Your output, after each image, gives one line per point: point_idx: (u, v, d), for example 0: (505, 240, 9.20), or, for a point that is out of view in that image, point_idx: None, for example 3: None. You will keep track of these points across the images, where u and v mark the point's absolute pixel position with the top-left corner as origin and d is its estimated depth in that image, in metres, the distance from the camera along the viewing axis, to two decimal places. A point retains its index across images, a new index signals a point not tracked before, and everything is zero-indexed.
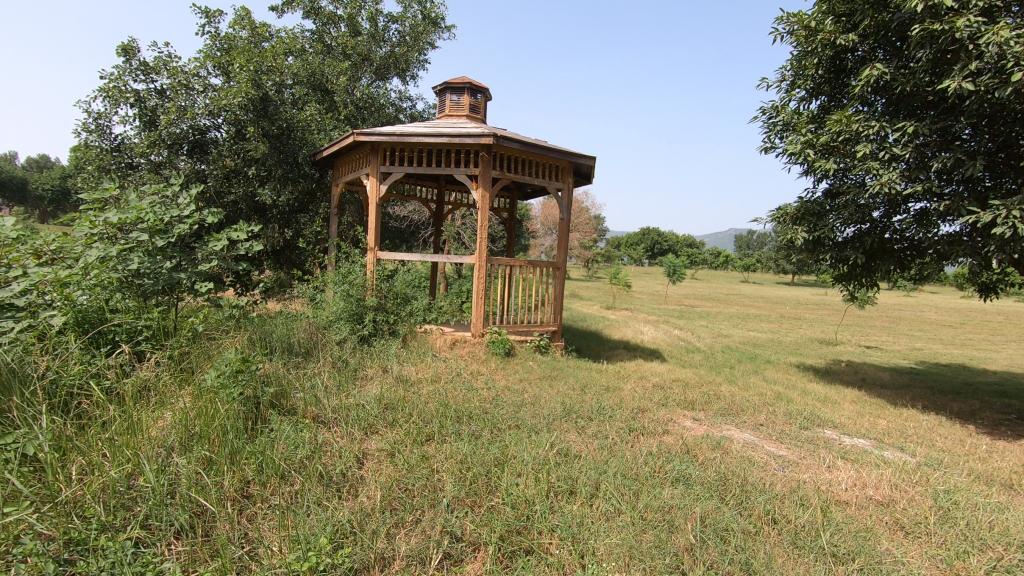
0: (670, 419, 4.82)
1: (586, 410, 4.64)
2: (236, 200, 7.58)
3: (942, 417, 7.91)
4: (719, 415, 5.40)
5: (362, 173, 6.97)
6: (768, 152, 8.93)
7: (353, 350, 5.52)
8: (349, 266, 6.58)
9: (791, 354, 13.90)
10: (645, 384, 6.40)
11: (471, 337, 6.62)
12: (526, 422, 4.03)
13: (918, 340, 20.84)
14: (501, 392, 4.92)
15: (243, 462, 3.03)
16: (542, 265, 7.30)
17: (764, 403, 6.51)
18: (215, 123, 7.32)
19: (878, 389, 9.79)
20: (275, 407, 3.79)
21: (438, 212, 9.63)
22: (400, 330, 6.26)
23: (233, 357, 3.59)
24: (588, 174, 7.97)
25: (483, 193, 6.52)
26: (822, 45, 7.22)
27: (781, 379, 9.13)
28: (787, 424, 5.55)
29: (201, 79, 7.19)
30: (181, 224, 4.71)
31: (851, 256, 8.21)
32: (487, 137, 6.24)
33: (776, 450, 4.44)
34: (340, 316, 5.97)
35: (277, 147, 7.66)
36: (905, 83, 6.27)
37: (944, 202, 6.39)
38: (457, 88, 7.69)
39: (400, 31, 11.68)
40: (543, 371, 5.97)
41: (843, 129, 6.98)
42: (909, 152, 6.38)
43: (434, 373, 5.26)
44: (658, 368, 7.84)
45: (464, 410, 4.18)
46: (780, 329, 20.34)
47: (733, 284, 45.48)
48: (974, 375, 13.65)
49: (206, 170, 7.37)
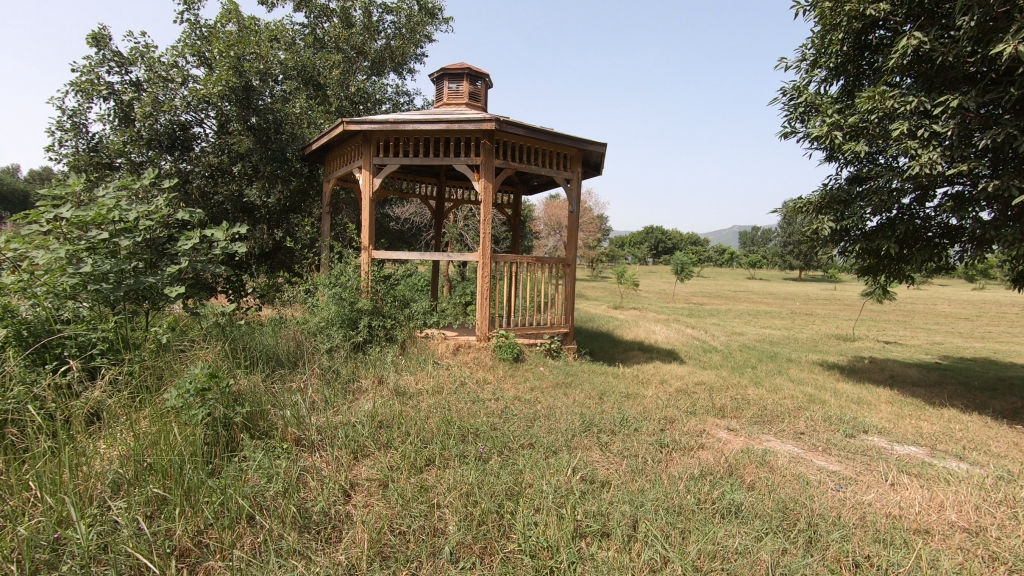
0: (702, 430, 4.26)
1: (607, 423, 4.09)
2: (222, 200, 7.06)
3: (986, 417, 7.32)
4: (754, 424, 4.83)
5: (355, 166, 6.44)
6: (788, 137, 8.39)
7: (346, 359, 5.00)
8: (341, 267, 6.04)
9: (810, 351, 13.32)
10: (668, 389, 5.85)
11: (476, 342, 6.04)
12: (542, 440, 3.49)
13: (937, 333, 20.18)
14: (512, 404, 4.37)
15: (202, 502, 2.49)
16: (551, 263, 6.76)
17: (798, 408, 5.93)
18: (199, 118, 6.84)
19: (910, 388, 9.19)
20: (251, 429, 3.27)
21: (438, 209, 9.09)
22: (398, 335, 5.69)
23: (199, 373, 3.06)
24: (598, 163, 7.43)
25: (486, 183, 5.98)
26: (850, 17, 6.68)
27: (808, 378, 8.56)
28: (830, 431, 4.99)
29: (180, 71, 6.69)
30: (150, 220, 4.21)
31: (882, 245, 7.62)
32: (489, 122, 5.70)
33: (826, 465, 3.88)
34: (332, 321, 5.46)
35: (263, 141, 7.16)
36: (946, 53, 5.73)
37: (991, 182, 5.82)
38: (456, 75, 7.17)
39: (396, 23, 11.16)
40: (556, 378, 5.43)
41: (876, 107, 6.40)
42: (952, 128, 5.81)
43: (435, 383, 4.71)
44: (678, 370, 7.28)
45: (469, 426, 3.64)
46: (794, 326, 19.71)
47: (741, 281, 44.76)
48: (1002, 369, 13.02)
49: (189, 169, 6.89)
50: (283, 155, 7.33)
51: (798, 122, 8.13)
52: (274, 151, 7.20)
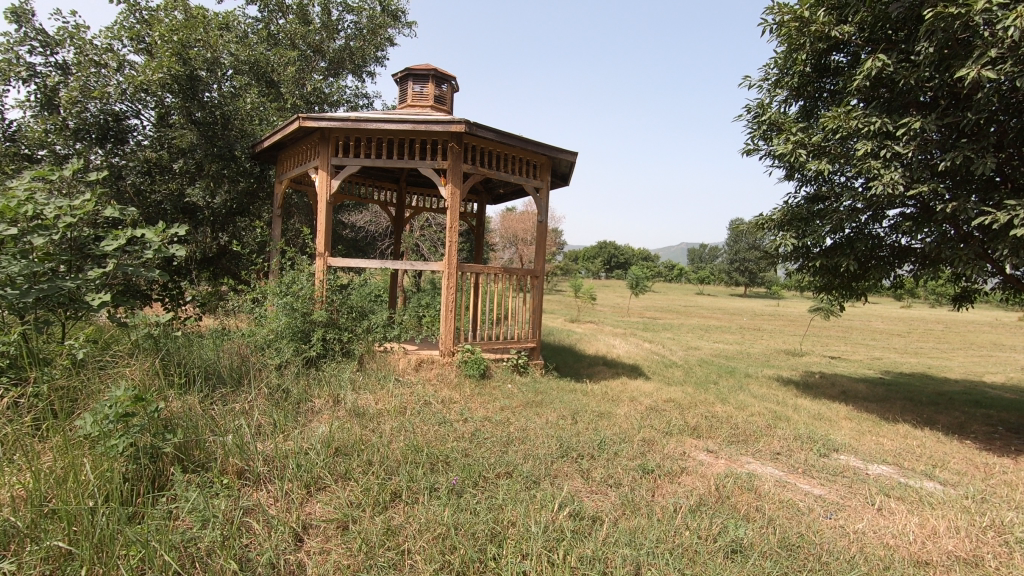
0: (683, 452, 4.05)
1: (585, 446, 3.81)
2: (159, 199, 6.43)
3: (938, 433, 7.50)
4: (731, 444, 4.67)
5: (310, 166, 5.99)
6: (751, 154, 8.50)
7: (298, 376, 4.53)
8: (294, 274, 5.56)
9: (764, 366, 13.57)
10: (639, 407, 5.65)
11: (440, 357, 5.66)
12: (520, 468, 3.18)
13: (875, 349, 21.14)
14: (482, 426, 4.04)
15: (118, 557, 2.06)
16: (518, 274, 6.49)
17: (769, 426, 5.84)
18: (136, 108, 6.24)
19: (863, 403, 9.39)
20: (184, 460, 2.81)
21: (398, 216, 8.68)
22: (355, 350, 5.25)
23: (122, 396, 2.59)
24: (566, 173, 7.25)
25: (453, 189, 5.67)
26: (815, 38, 6.81)
27: (768, 394, 8.59)
28: (804, 451, 4.90)
29: (116, 55, 6.07)
30: (72, 215, 3.66)
31: (841, 263, 7.75)
32: (458, 124, 5.40)
33: (810, 489, 3.74)
34: (282, 334, 4.99)
35: (209, 137, 6.59)
36: (908, 76, 5.88)
37: (950, 203, 5.96)
38: (421, 76, 6.84)
39: (357, 23, 10.75)
40: (525, 396, 5.13)
41: (840, 126, 6.51)
42: (913, 150, 5.95)
43: (398, 403, 4.32)
44: (645, 386, 7.12)
45: (439, 454, 3.29)
46: (744, 340, 20.17)
47: (691, 297, 45.96)
48: (939, 384, 13.64)
49: (124, 164, 6.21)
50: (231, 153, 6.79)
51: (761, 140, 8.24)
52: (220, 148, 6.64)
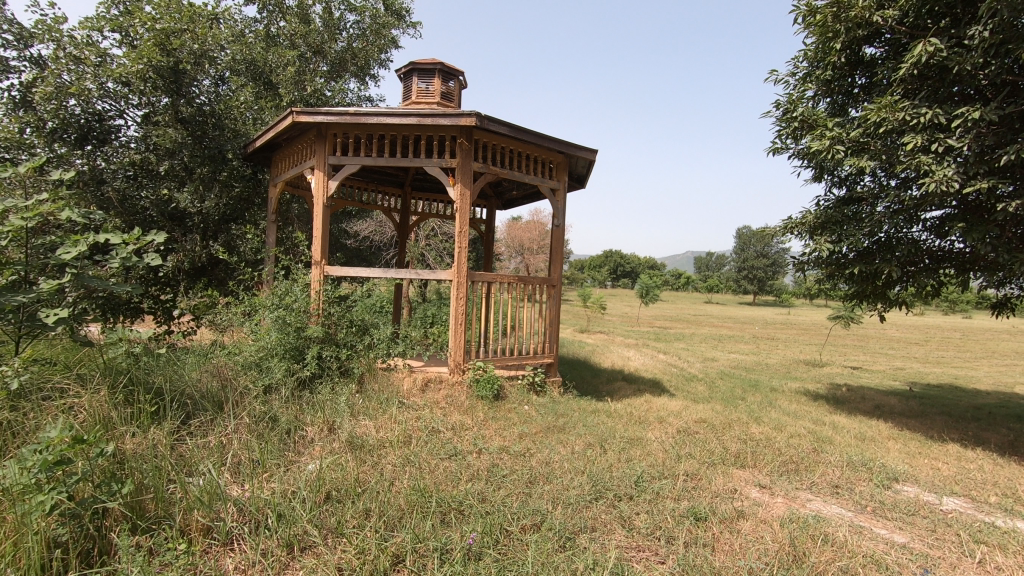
0: (733, 489, 3.48)
1: (621, 484, 3.24)
2: (146, 206, 5.92)
3: (992, 453, 6.85)
4: (782, 476, 4.10)
5: (306, 166, 5.48)
6: (778, 153, 7.98)
7: (287, 400, 3.99)
8: (287, 284, 5.01)
9: (786, 378, 12.92)
10: (671, 430, 5.08)
11: (449, 376, 5.11)
12: (551, 518, 2.63)
13: (895, 358, 20.40)
14: (499, 460, 3.48)
15: None
16: (534, 283, 5.95)
17: (814, 450, 5.25)
18: (119, 107, 5.76)
19: (901, 419, 8.72)
20: (134, 519, 2.25)
21: (402, 223, 8.17)
22: (354, 369, 4.70)
23: (54, 438, 2.08)
24: (583, 173, 6.74)
25: (463, 190, 5.16)
26: (854, 25, 6.29)
27: (800, 411, 7.97)
28: (863, 482, 4.31)
29: (97, 49, 5.61)
30: (22, 217, 3.08)
31: (881, 268, 7.11)
32: (467, 117, 4.89)
33: (890, 536, 3.15)
34: (272, 352, 4.45)
35: (198, 137, 6.12)
36: (963, 63, 5.34)
37: (1011, 202, 5.40)
38: (426, 72, 6.35)
39: (359, 23, 10.33)
40: (545, 420, 4.58)
41: (885, 118, 5.95)
42: (969, 143, 5.41)
43: (401, 432, 3.77)
44: (671, 405, 6.52)
45: (450, 500, 2.75)
46: (760, 351, 19.44)
47: (700, 305, 45.23)
48: (972, 396, 12.92)
49: (106, 167, 5.73)
50: (221, 154, 6.32)
51: (790, 138, 7.72)
52: (210, 150, 6.18)
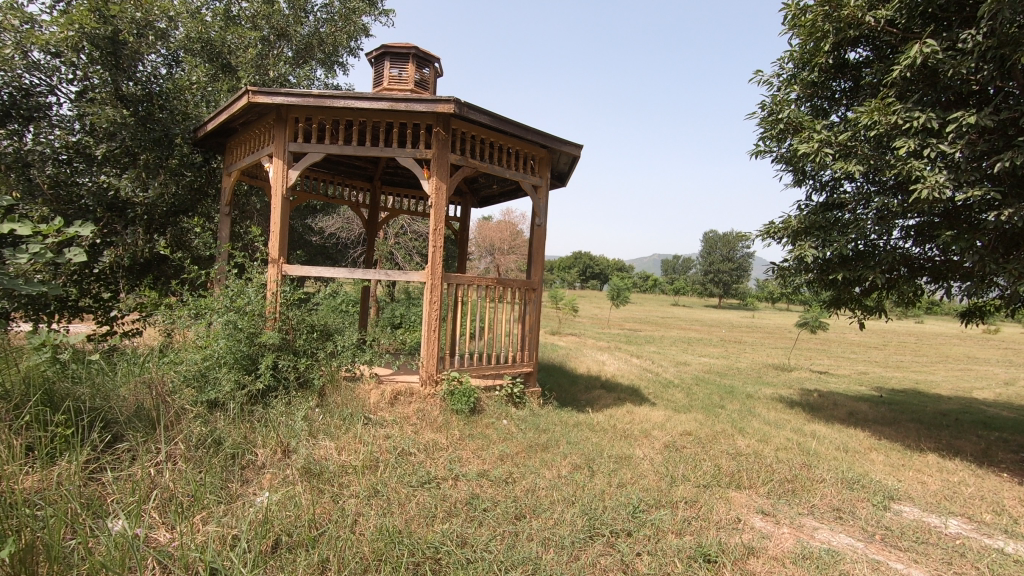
0: (737, 519, 3.17)
1: (618, 517, 2.89)
2: (80, 194, 5.29)
3: (970, 464, 6.79)
4: (780, 497, 3.82)
5: (264, 153, 4.95)
6: (760, 155, 7.81)
7: (234, 420, 3.49)
8: (239, 285, 4.47)
9: (759, 383, 12.88)
10: (659, 447, 4.76)
11: (420, 388, 4.66)
12: (544, 569, 2.24)
13: (858, 362, 20.78)
14: (479, 488, 3.08)
15: None
16: (513, 286, 5.56)
17: (804, 465, 5.02)
18: (50, 82, 5.13)
19: (876, 427, 8.68)
20: None
21: (370, 220, 7.66)
22: (314, 381, 4.21)
23: None
24: (565, 170, 6.38)
25: (439, 183, 4.72)
26: (844, 25, 6.11)
27: (781, 420, 7.80)
28: (861, 502, 4.09)
29: (21, 13, 4.95)
30: None
31: (865, 276, 6.98)
32: (445, 104, 4.46)
33: (908, 572, 2.88)
34: (219, 362, 3.92)
35: (142, 120, 5.52)
36: (957, 67, 5.20)
37: (1002, 210, 5.29)
38: (399, 56, 5.89)
39: (328, 7, 9.78)
40: (526, 438, 4.19)
41: (878, 121, 5.77)
42: (961, 149, 5.27)
43: (366, 455, 3.31)
44: (654, 416, 6.21)
45: (425, 546, 2.34)
46: (730, 354, 19.50)
47: (667, 308, 45.67)
48: (935, 401, 13.16)
49: (32, 150, 5.06)
50: (167, 139, 5.70)
51: (772, 141, 7.55)
52: (153, 133, 5.56)
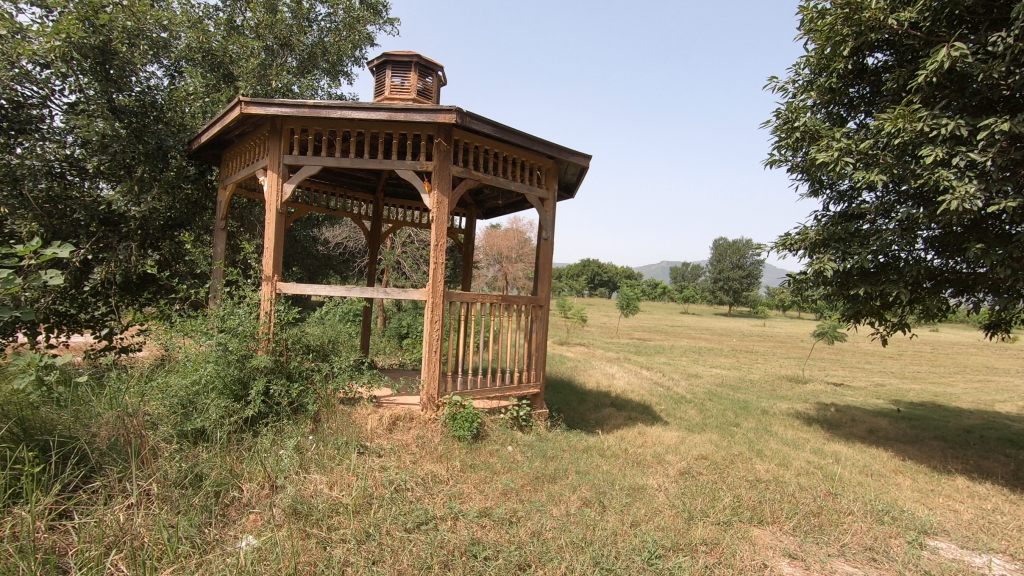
0: (763, 565, 2.89)
1: (633, 567, 2.62)
2: (73, 209, 5.11)
3: (1002, 488, 6.42)
4: (806, 535, 3.53)
5: (259, 166, 4.76)
6: (774, 164, 7.55)
7: (219, 452, 3.26)
8: (231, 304, 4.25)
9: (774, 397, 12.50)
10: (674, 475, 4.47)
11: (421, 412, 4.40)
12: None
13: (875, 373, 20.23)
14: (480, 531, 2.83)
15: None
16: (520, 302, 5.30)
17: (829, 494, 4.71)
18: (43, 93, 5.00)
19: (899, 446, 8.30)
20: None
21: (372, 232, 7.46)
22: (308, 407, 3.98)
23: None
24: (573, 180, 6.15)
25: (440, 197, 4.50)
26: (864, 29, 5.86)
27: (799, 439, 7.46)
28: (893, 538, 3.78)
29: (10, 22, 4.82)
30: None
31: (888, 290, 6.66)
32: (446, 114, 4.25)
33: None
34: (207, 388, 3.70)
35: (137, 131, 5.40)
36: (987, 71, 4.92)
37: None
38: (401, 65, 5.70)
39: (332, 17, 9.66)
40: (533, 467, 3.93)
41: (901, 129, 5.49)
42: (992, 157, 4.97)
43: (360, 491, 3.07)
44: (667, 437, 5.93)
45: None
46: (742, 365, 19.07)
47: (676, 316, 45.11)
48: (957, 416, 12.68)
49: (21, 162, 4.85)
50: (162, 151, 5.55)
51: (788, 150, 7.29)
52: (147, 144, 5.40)
